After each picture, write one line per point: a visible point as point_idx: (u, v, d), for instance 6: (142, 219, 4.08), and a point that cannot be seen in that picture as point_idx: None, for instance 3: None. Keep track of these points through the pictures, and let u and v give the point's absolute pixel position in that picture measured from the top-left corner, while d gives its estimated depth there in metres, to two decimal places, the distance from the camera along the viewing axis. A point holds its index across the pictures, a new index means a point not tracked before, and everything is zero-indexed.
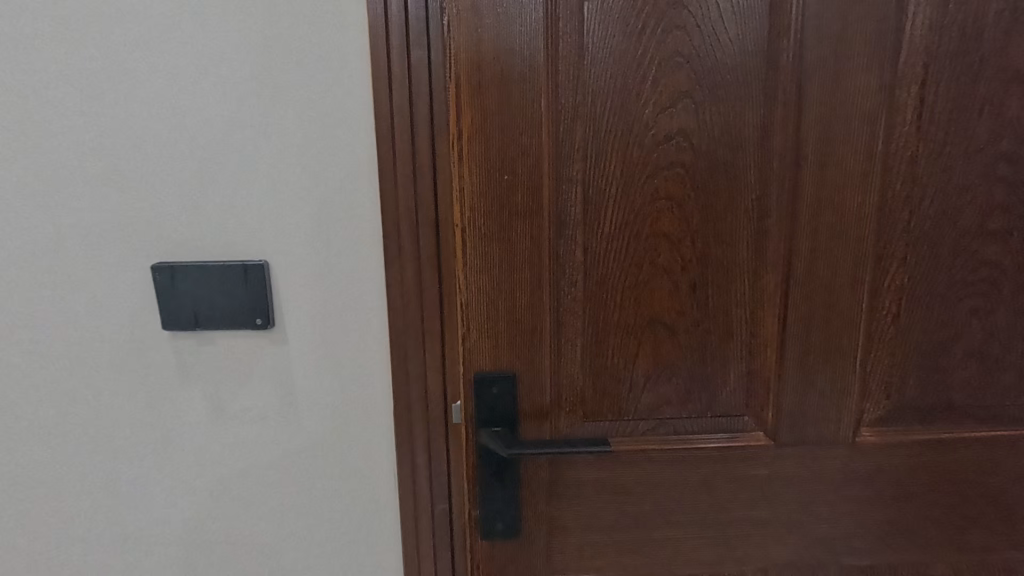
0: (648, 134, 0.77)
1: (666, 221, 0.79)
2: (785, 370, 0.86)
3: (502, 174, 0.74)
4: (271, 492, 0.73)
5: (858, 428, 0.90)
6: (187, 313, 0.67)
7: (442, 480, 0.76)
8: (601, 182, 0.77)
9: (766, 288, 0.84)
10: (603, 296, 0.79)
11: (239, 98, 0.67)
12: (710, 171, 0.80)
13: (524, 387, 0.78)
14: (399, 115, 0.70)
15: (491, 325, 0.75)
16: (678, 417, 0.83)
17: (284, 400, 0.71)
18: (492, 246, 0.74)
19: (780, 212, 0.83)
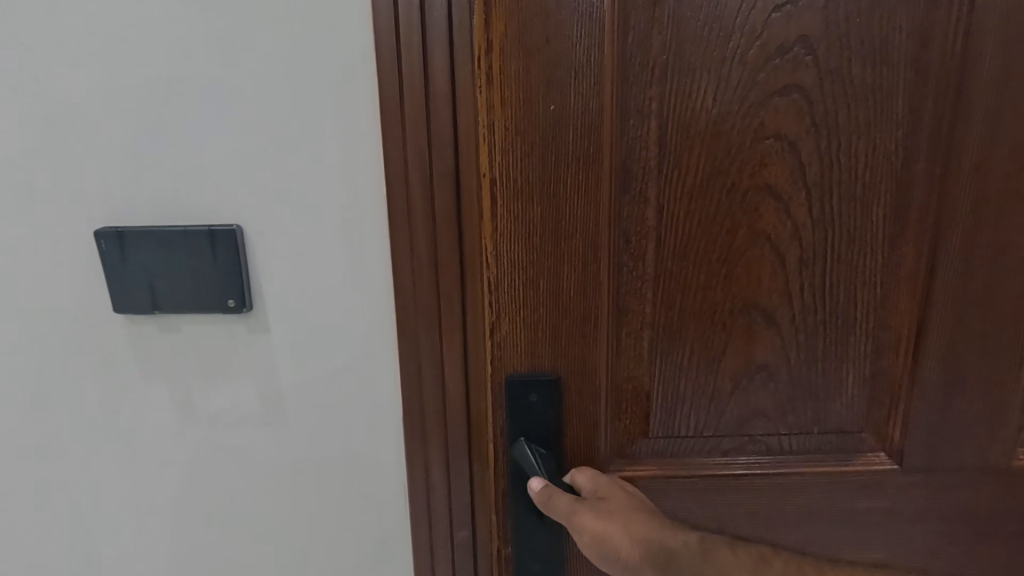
0: (754, 45, 0.54)
1: (774, 170, 0.57)
2: (921, 376, 0.64)
3: (546, 106, 0.54)
4: (261, 509, 0.61)
5: (1015, 452, 0.67)
6: (143, 293, 0.53)
7: (464, 502, 0.62)
8: (686, 116, 0.55)
9: (904, 264, 0.61)
10: (681, 274, 0.59)
11: (190, 8, 0.50)
12: (841, 100, 0.56)
13: (571, 392, 0.61)
14: (405, 27, 0.51)
15: (530, 311, 0.58)
16: (772, 435, 0.65)
17: (271, 400, 0.58)
18: (534, 207, 0.56)
19: (935, 158, 0.58)
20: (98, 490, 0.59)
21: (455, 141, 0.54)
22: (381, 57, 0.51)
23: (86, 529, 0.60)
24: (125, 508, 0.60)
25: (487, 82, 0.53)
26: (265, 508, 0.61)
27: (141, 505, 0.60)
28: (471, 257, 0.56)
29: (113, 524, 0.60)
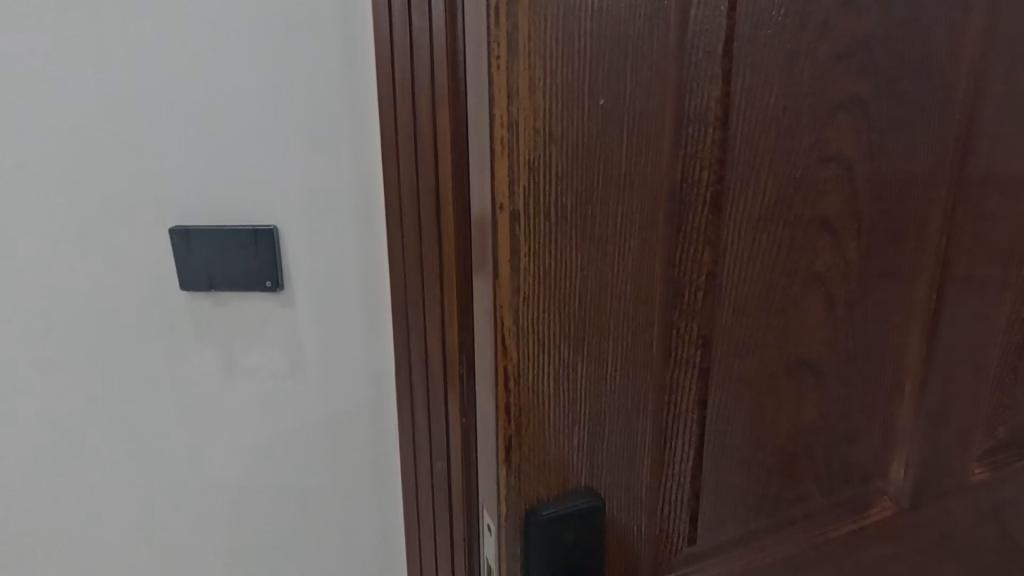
0: (822, 41, 0.44)
1: (833, 201, 0.48)
2: (920, 411, 0.61)
3: (594, 99, 0.38)
4: (286, 449, 0.76)
5: (971, 468, 0.69)
6: (202, 276, 0.69)
7: (441, 459, 0.74)
8: (763, 125, 0.44)
9: (918, 300, 0.56)
10: (744, 330, 0.48)
11: (242, 61, 0.64)
12: (896, 111, 0.48)
13: (612, 508, 0.48)
14: (398, 64, 0.63)
15: (559, 403, 0.44)
16: (814, 506, 0.58)
17: (294, 361, 0.73)
18: (572, 267, 0.42)
19: (951, 184, 0.54)
20: (160, 429, 0.76)
21: (435, 157, 0.63)
22: (381, 91, 0.64)
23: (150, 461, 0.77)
24: (181, 444, 0.76)
25: (510, 65, 0.36)
26: (289, 449, 0.76)
27: (192, 442, 0.76)
28: (443, 258, 0.65)
29: (171, 458, 0.77)
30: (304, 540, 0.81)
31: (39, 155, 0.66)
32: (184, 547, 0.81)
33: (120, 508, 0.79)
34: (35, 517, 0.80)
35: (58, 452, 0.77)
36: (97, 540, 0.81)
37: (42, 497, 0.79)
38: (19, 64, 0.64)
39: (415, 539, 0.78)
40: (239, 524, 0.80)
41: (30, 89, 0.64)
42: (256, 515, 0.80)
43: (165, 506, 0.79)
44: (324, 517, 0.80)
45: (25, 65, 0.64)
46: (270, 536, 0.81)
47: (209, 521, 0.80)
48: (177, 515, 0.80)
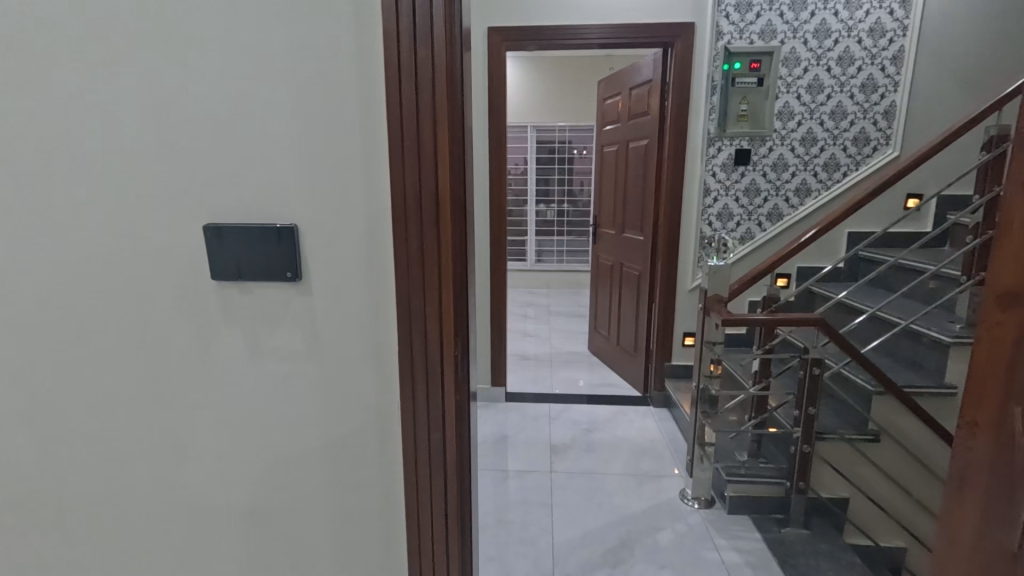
0: None
1: None
2: None
3: None
4: (298, 420, 0.85)
5: None
6: (231, 267, 0.79)
7: (438, 428, 0.83)
8: None
9: None
10: None
11: (268, 81, 0.74)
12: None
13: None
14: (405, 83, 0.73)
15: None
16: None
17: (308, 342, 0.82)
18: None
19: None
20: (188, 400, 0.86)
21: (435, 159, 0.74)
22: (389, 105, 0.73)
23: (178, 429, 0.87)
24: (206, 413, 0.86)
25: None
26: (302, 422, 0.86)
27: (216, 413, 0.86)
28: (441, 245, 0.77)
29: (197, 426, 0.87)
30: (312, 505, 0.89)
31: (96, 158, 0.77)
32: (204, 507, 0.90)
33: (150, 471, 0.89)
34: (75, 478, 0.90)
35: (97, 419, 0.87)
36: (128, 501, 0.90)
37: (80, 459, 0.89)
38: (84, 82, 0.75)
39: (411, 502, 0.87)
40: (255, 488, 0.89)
41: (92, 102, 0.75)
42: (269, 479, 0.89)
43: (188, 469, 0.89)
44: (331, 485, 0.88)
45: (85, 79, 0.75)
46: (281, 500, 0.90)
47: (229, 484, 0.89)
48: (196, 477, 0.89)
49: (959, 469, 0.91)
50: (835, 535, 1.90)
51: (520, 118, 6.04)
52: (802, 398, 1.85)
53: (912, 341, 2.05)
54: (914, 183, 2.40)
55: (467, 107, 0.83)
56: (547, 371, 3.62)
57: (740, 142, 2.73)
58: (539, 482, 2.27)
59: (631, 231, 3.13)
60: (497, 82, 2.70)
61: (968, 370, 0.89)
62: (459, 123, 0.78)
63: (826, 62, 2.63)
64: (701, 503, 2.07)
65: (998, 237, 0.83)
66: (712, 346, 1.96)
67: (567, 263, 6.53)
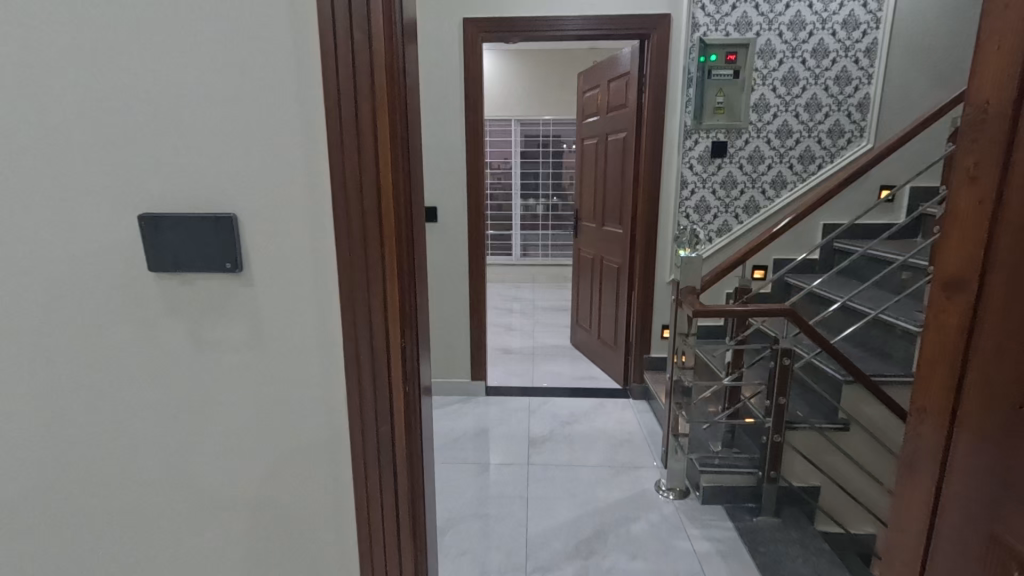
0: None
1: None
2: None
3: None
4: (244, 415, 0.84)
5: None
6: (168, 257, 0.76)
7: (386, 421, 0.83)
8: None
9: None
10: None
11: (203, 68, 0.72)
12: None
13: None
14: (342, 70, 0.71)
15: None
16: None
17: (252, 335, 0.80)
18: None
19: None
20: (134, 396, 0.84)
21: (376, 149, 0.73)
22: (327, 92, 0.72)
23: (121, 423, 0.85)
24: (151, 412, 0.84)
25: None
26: (249, 419, 0.84)
27: (161, 406, 0.84)
28: (384, 239, 0.76)
29: (142, 422, 0.85)
30: (263, 501, 0.88)
31: (27, 147, 0.74)
32: (150, 502, 0.89)
33: (96, 469, 0.87)
34: (15, 477, 0.87)
35: (41, 420, 0.85)
36: (71, 497, 0.88)
37: (21, 457, 0.86)
38: (11, 68, 0.72)
39: (362, 495, 0.86)
40: (205, 485, 0.87)
41: (20, 88, 0.73)
42: (217, 473, 0.87)
43: (133, 464, 0.87)
44: (280, 480, 0.87)
45: (17, 67, 0.72)
46: (231, 497, 0.88)
47: (179, 480, 0.87)
48: (142, 473, 0.87)
49: (909, 454, 0.92)
50: (805, 523, 1.92)
51: (503, 110, 6.01)
52: (773, 388, 1.86)
53: (880, 331, 2.07)
54: (885, 174, 2.43)
55: (411, 98, 0.82)
56: (527, 364, 3.62)
57: (717, 134, 2.74)
58: (515, 476, 2.26)
59: (610, 224, 3.12)
60: (473, 76, 2.68)
61: (918, 358, 0.89)
62: (403, 115, 0.77)
63: (800, 54, 2.64)
64: (675, 494, 2.08)
65: (943, 224, 0.84)
66: (685, 336, 1.97)
67: (552, 256, 6.55)
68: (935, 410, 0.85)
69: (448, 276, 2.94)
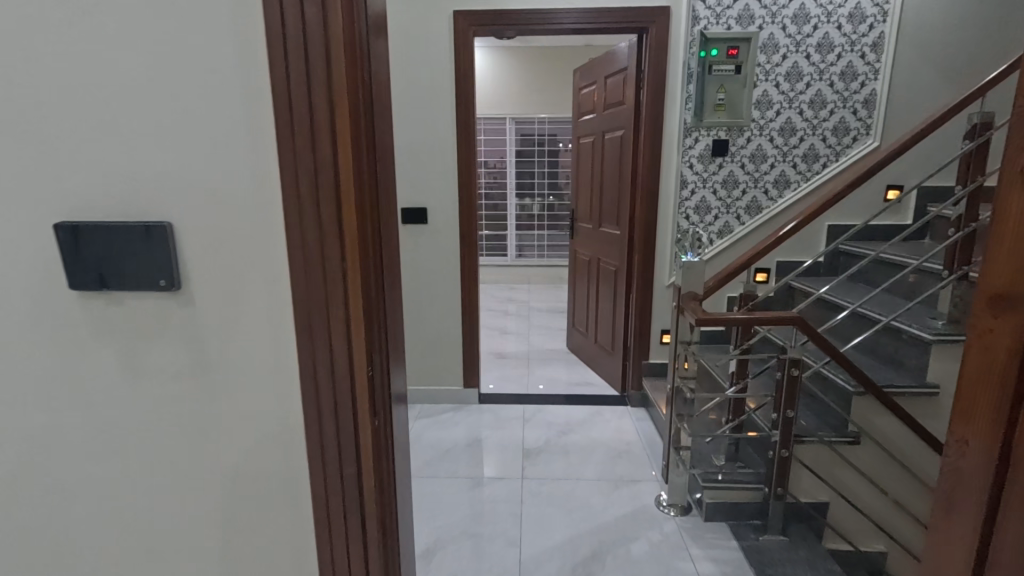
0: None
1: None
2: None
3: None
4: (186, 456, 0.72)
5: None
6: (93, 273, 0.65)
7: (352, 461, 0.71)
8: None
9: None
10: None
11: (129, 49, 0.60)
12: None
13: None
14: (291, 52, 0.60)
15: None
16: None
17: (194, 363, 0.69)
18: None
19: None
20: (57, 436, 0.71)
21: (334, 146, 0.62)
22: (274, 78, 0.60)
23: (42, 467, 0.72)
24: (73, 453, 0.71)
25: None
26: (191, 461, 0.72)
27: (88, 449, 0.71)
28: (345, 253, 0.65)
29: (66, 466, 0.72)
30: (208, 555, 0.76)
31: None
32: (79, 559, 0.75)
33: (15, 520, 0.74)
34: None
35: None
36: None
37: None
38: None
39: (325, 544, 0.75)
40: (138, 538, 0.75)
41: None
42: (154, 525, 0.74)
43: (57, 515, 0.74)
44: (231, 532, 0.75)
45: None
46: (173, 553, 0.75)
47: (111, 534, 0.74)
48: (69, 525, 0.74)
49: (947, 489, 0.82)
50: (814, 541, 1.82)
51: (497, 109, 5.89)
52: (780, 400, 1.76)
53: (890, 339, 1.98)
54: (893, 174, 2.34)
55: (379, 87, 0.71)
56: (520, 370, 3.52)
57: (718, 132, 2.64)
58: (509, 491, 2.15)
59: (607, 225, 3.02)
60: (465, 72, 2.57)
61: (958, 381, 0.79)
62: (367, 107, 0.66)
63: (805, 49, 2.54)
64: (677, 510, 1.98)
65: (986, 231, 0.73)
66: (687, 345, 1.87)
67: (547, 257, 6.44)
68: (978, 443, 0.75)
69: (439, 280, 2.83)
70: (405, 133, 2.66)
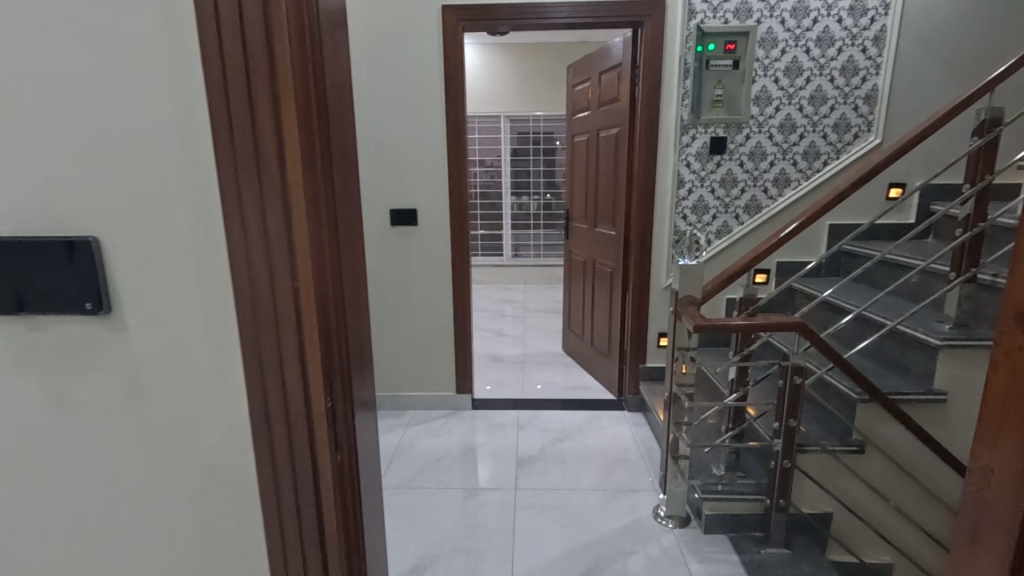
0: None
1: None
2: None
3: None
4: (125, 497, 0.64)
5: None
6: (10, 294, 0.57)
7: (311, 501, 0.64)
8: None
9: None
10: None
11: (42, 38, 0.52)
12: None
13: None
14: (228, 41, 0.52)
15: None
16: None
17: (130, 393, 0.61)
18: None
19: None
20: None
21: (280, 147, 0.54)
22: (209, 70, 0.53)
23: None
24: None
25: None
26: (130, 503, 0.64)
27: (13, 490, 0.63)
28: (296, 269, 0.57)
29: None
30: None
31: None
32: None
33: None
34: None
35: None
36: None
37: None
38: None
39: None
40: None
41: None
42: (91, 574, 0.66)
43: None
44: None
45: None
46: None
47: None
48: None
49: (970, 520, 0.75)
50: (817, 554, 1.76)
51: (493, 107, 5.81)
52: (783, 409, 1.69)
53: (896, 343, 1.91)
54: (896, 171, 2.27)
55: (338, 82, 0.63)
56: (516, 374, 3.44)
57: (716, 130, 2.56)
58: (502, 503, 2.08)
59: (603, 226, 2.94)
60: (455, 70, 2.49)
61: (982, 403, 0.72)
62: (321, 104, 0.58)
63: (804, 43, 2.47)
64: (675, 522, 1.91)
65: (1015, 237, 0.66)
66: (685, 352, 1.80)
67: (544, 257, 6.37)
68: (1004, 472, 0.68)
69: (431, 283, 2.75)
70: (393, 132, 2.58)
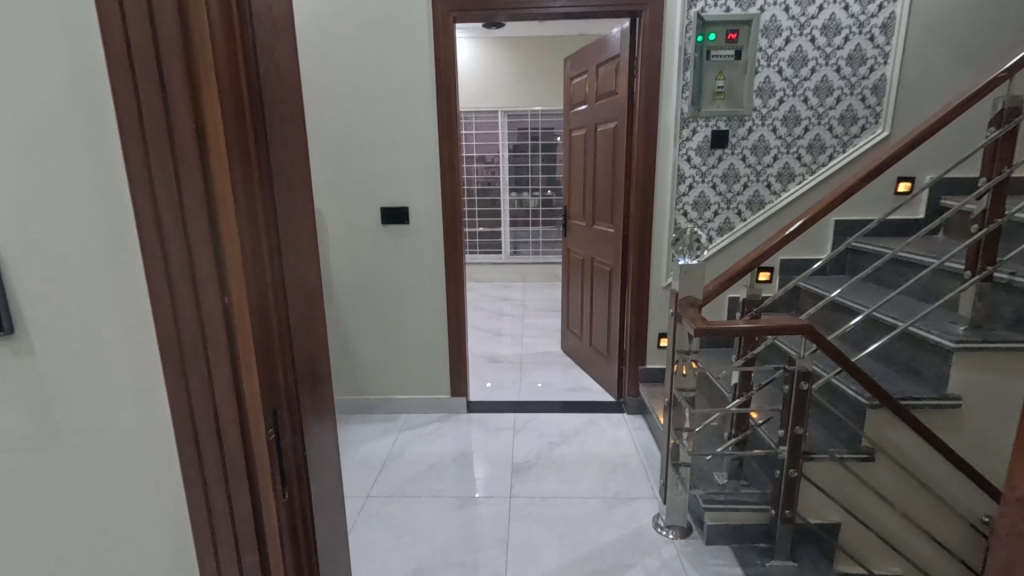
0: None
1: None
2: None
3: None
4: (43, 542, 0.56)
5: None
6: None
7: (253, 548, 0.55)
8: None
9: None
10: None
11: None
12: None
13: None
14: (132, 10, 0.43)
15: None
16: None
17: (43, 425, 0.53)
18: None
19: None
20: None
21: (200, 137, 0.45)
22: (113, 46, 0.44)
23: None
24: None
25: None
26: (49, 548, 0.56)
27: None
28: (225, 282, 0.48)
29: None
30: None
31: None
32: None
33: None
34: None
35: None
36: None
37: None
38: None
39: None
40: None
41: None
42: None
43: None
44: None
45: None
46: None
47: None
48: None
49: (1003, 558, 0.66)
50: (823, 566, 1.68)
51: (491, 102, 5.72)
52: (788, 416, 1.60)
53: (907, 344, 1.82)
54: (906, 165, 2.18)
55: (283, 65, 0.54)
56: (513, 375, 3.37)
57: (717, 123, 2.47)
58: (495, 512, 2.00)
59: (601, 223, 2.86)
60: (446, 63, 2.40)
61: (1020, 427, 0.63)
62: (259, 92, 0.49)
63: (810, 32, 2.37)
64: (676, 532, 1.84)
65: None
66: (686, 356, 1.71)
67: (543, 254, 6.28)
68: None
69: (424, 284, 2.67)
70: (384, 128, 2.50)
